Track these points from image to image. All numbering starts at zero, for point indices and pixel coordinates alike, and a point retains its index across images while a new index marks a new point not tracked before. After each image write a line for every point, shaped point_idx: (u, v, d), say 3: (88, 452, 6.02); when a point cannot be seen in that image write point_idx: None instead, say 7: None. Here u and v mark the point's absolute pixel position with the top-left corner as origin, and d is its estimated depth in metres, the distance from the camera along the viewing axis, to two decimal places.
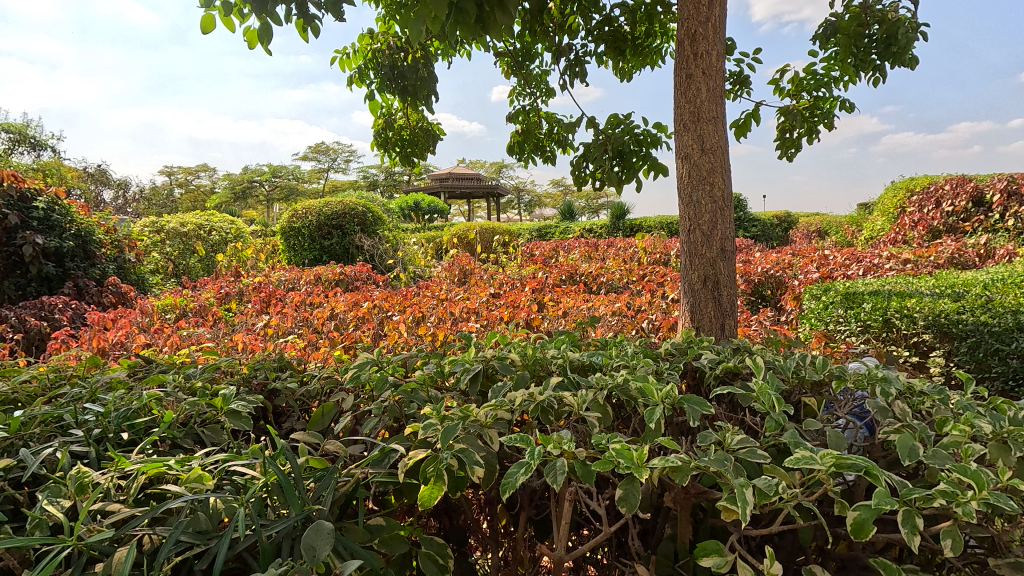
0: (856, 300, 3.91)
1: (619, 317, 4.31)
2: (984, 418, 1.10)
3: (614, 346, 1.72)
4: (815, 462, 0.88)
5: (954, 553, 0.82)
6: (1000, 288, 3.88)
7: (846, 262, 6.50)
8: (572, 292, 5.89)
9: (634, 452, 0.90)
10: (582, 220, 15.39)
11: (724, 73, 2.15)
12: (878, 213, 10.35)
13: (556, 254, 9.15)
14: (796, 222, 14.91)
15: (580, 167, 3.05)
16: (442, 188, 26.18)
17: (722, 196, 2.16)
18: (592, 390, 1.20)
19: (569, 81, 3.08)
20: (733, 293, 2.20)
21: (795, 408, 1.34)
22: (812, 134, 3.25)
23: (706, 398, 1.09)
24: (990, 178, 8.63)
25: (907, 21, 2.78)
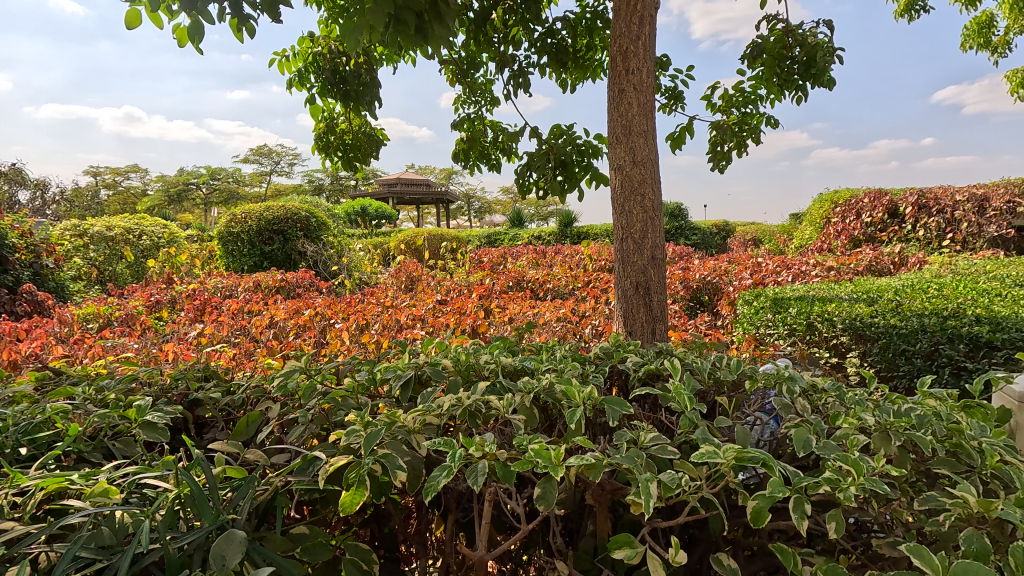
0: (783, 305, 4.16)
1: (564, 323, 4.39)
2: (872, 412, 1.21)
3: (548, 351, 1.77)
4: (717, 456, 0.94)
5: (838, 534, 0.91)
6: (909, 293, 4.21)
7: (776, 269, 6.88)
8: (519, 298, 5.95)
9: (551, 451, 0.94)
10: (531, 227, 15.56)
11: (654, 88, 2.25)
12: (806, 223, 11.00)
13: (504, 261, 9.22)
14: (733, 231, 15.62)
15: (524, 175, 3.10)
16: (391, 194, 25.81)
17: (653, 206, 2.26)
18: (520, 394, 1.24)
19: (513, 91, 3.14)
20: (663, 299, 2.30)
21: (711, 408, 1.43)
22: (741, 147, 3.44)
23: (624, 399, 1.15)
24: (904, 192, 9.37)
25: (824, 45, 2.99)
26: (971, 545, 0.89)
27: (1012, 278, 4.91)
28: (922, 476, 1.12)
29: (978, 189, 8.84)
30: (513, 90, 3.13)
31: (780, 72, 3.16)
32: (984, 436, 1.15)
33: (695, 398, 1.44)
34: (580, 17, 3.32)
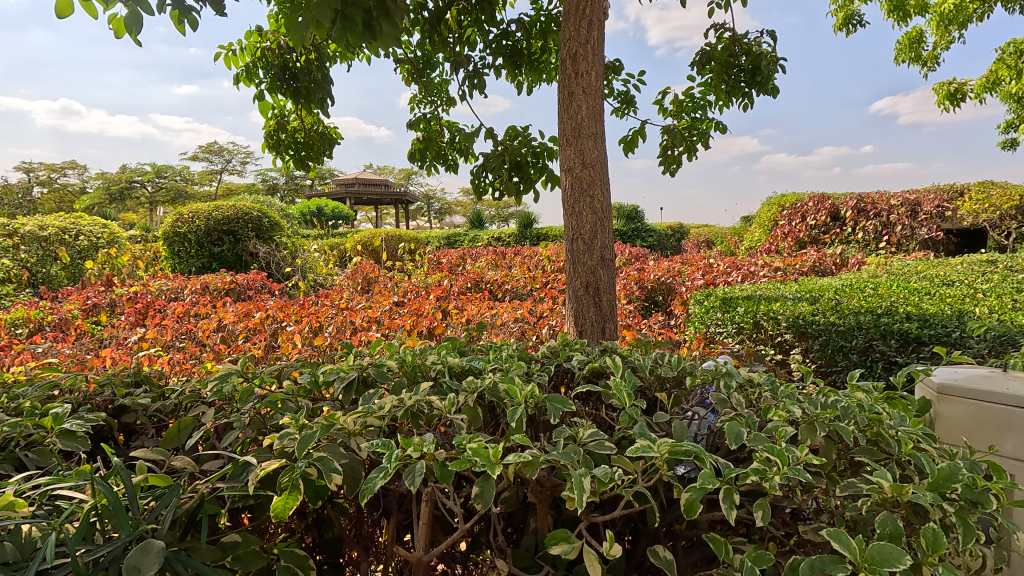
0: (731, 305, 4.31)
1: (521, 323, 4.41)
2: (801, 405, 1.27)
3: (496, 351, 1.78)
4: (652, 450, 0.97)
5: (764, 523, 0.95)
6: (848, 292, 4.43)
7: (727, 269, 7.11)
8: (477, 299, 5.95)
9: (489, 450, 0.94)
10: (490, 228, 15.56)
11: (603, 91, 2.29)
12: (755, 225, 11.41)
13: (463, 262, 9.18)
14: (687, 232, 16.04)
15: (480, 176, 3.10)
16: (348, 195, 25.30)
17: (602, 207, 2.29)
18: (464, 394, 1.24)
19: (468, 92, 3.13)
20: (613, 299, 2.34)
21: (652, 404, 1.47)
22: (691, 151, 3.53)
23: (566, 396, 1.17)
24: (844, 196, 9.85)
25: (768, 54, 3.11)
26: (885, 527, 0.95)
27: (940, 278, 5.23)
28: (845, 464, 1.19)
29: (911, 195, 9.39)
30: (469, 91, 3.12)
31: (727, 79, 3.26)
32: (901, 425, 1.22)
33: (637, 395, 1.47)
34: (535, 20, 3.34)
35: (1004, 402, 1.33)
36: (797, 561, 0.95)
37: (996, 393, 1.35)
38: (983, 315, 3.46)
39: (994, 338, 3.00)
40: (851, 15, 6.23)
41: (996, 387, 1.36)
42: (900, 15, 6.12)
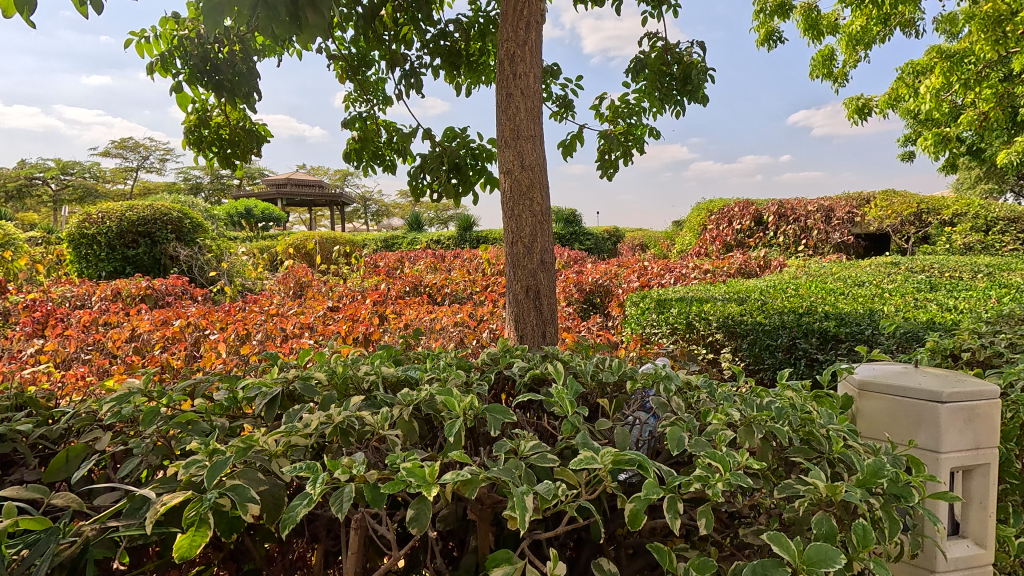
0: (666, 306, 4.43)
1: (461, 327, 4.34)
2: (738, 407, 1.29)
3: (435, 359, 1.70)
4: (595, 461, 0.94)
5: (707, 530, 0.94)
6: (772, 293, 4.66)
7: (661, 272, 7.33)
8: (416, 303, 5.81)
9: (425, 468, 0.88)
10: (429, 231, 15.33)
11: (541, 94, 2.27)
12: (686, 229, 11.87)
13: (401, 265, 8.97)
14: (623, 236, 16.48)
15: (417, 177, 3.00)
16: (279, 195, 24.22)
17: (541, 210, 2.26)
18: (398, 407, 1.17)
19: (404, 91, 3.03)
20: (553, 302, 2.32)
21: (594, 410, 1.45)
22: (627, 156, 3.58)
23: (506, 407, 1.12)
24: (767, 202, 10.42)
25: (699, 64, 3.20)
26: (821, 528, 0.97)
27: (852, 279, 5.61)
28: (780, 464, 1.21)
29: (825, 201, 10.06)
30: (405, 90, 3.02)
31: (661, 87, 3.34)
32: (830, 423, 1.25)
33: (579, 401, 1.45)
34: (473, 22, 3.28)
35: (916, 396, 1.35)
36: (740, 567, 0.95)
37: (908, 387, 1.37)
38: (891, 313, 3.71)
39: (902, 334, 3.22)
40: (771, 31, 6.52)
41: (909, 381, 1.38)
42: (815, 33, 6.45)
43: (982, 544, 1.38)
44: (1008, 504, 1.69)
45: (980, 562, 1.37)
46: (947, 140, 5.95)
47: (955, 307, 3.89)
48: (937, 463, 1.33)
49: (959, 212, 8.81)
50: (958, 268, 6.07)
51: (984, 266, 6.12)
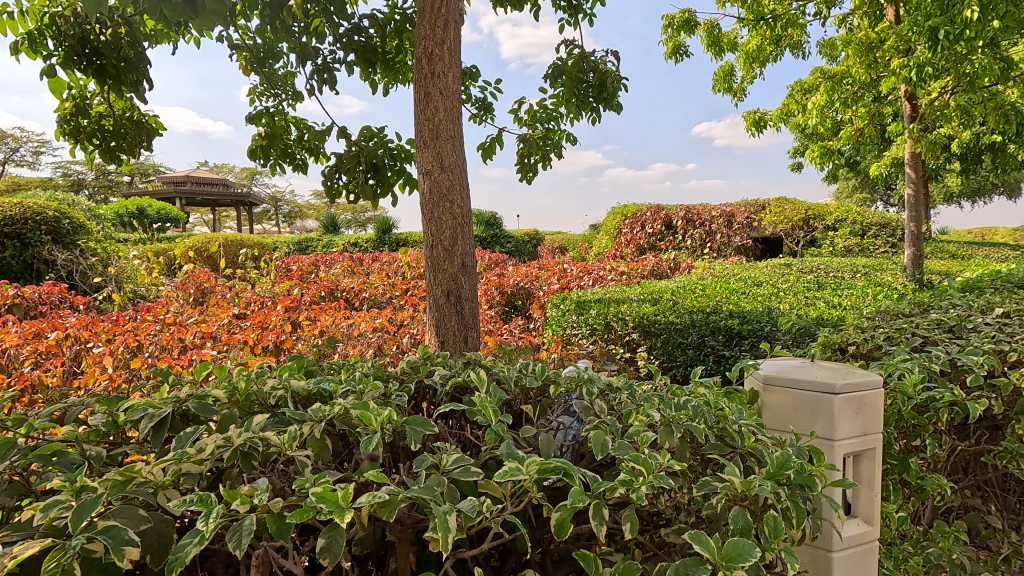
0: (585, 308, 4.53)
1: (380, 333, 4.18)
2: (657, 407, 1.31)
3: (351, 369, 1.61)
4: (520, 472, 0.91)
5: (632, 534, 0.94)
6: (682, 293, 4.90)
7: (580, 274, 7.51)
8: (332, 309, 5.55)
9: (337, 491, 0.81)
10: (345, 233, 14.77)
11: (460, 94, 2.22)
12: (602, 232, 12.27)
13: (315, 268, 8.56)
14: (543, 238, 16.76)
15: (332, 177, 2.85)
16: (177, 194, 22.36)
17: (462, 213, 2.21)
18: (308, 424, 1.08)
19: (316, 87, 2.87)
20: (474, 307, 2.28)
21: (518, 416, 1.43)
22: (546, 161, 3.62)
23: (427, 419, 1.07)
24: (675, 207, 11.00)
25: (613, 73, 3.29)
26: (737, 523, 1.00)
27: (751, 279, 6.03)
28: (697, 461, 1.24)
29: (727, 207, 10.78)
30: (317, 86, 2.86)
31: (577, 94, 3.40)
32: (741, 418, 1.31)
33: (503, 408, 1.42)
34: (389, 19, 3.17)
35: (813, 388, 1.41)
36: (663, 568, 0.95)
37: (806, 381, 1.43)
38: (786, 311, 4.02)
39: (797, 330, 3.49)
40: (678, 45, 6.85)
41: (806, 375, 1.45)
42: (716, 50, 6.85)
43: (871, 523, 1.47)
44: (890, 482, 1.85)
45: (871, 540, 1.46)
46: (830, 152, 6.54)
47: (840, 303, 4.28)
48: (834, 450, 1.40)
49: (840, 218, 9.87)
50: (840, 269, 6.71)
51: (861, 267, 6.82)
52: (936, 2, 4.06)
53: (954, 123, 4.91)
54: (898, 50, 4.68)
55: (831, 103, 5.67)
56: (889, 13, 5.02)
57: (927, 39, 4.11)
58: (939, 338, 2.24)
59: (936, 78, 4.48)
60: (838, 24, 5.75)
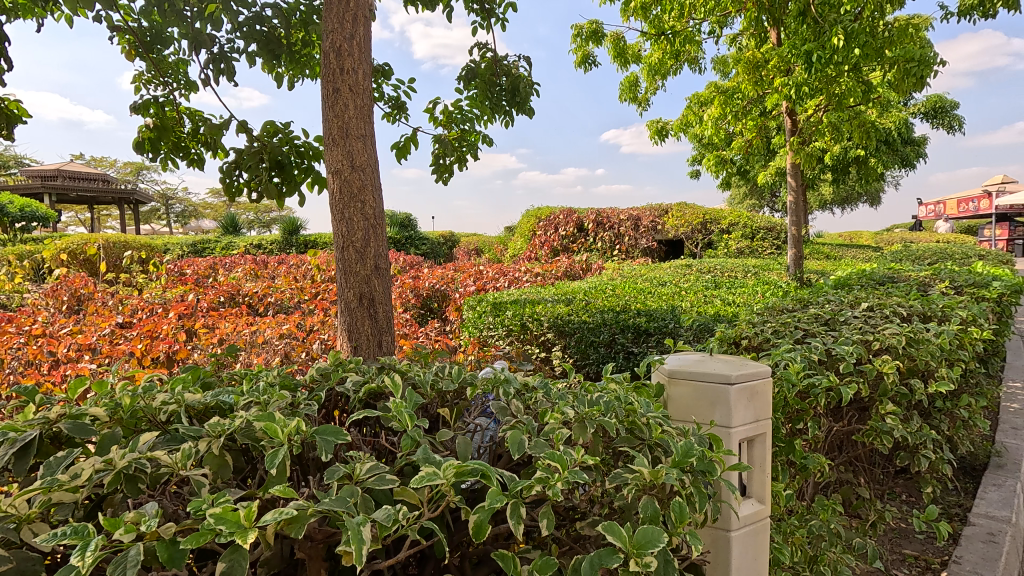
0: (501, 309, 4.58)
1: (287, 339, 3.98)
2: (571, 404, 1.35)
3: (254, 379, 1.51)
4: (437, 476, 0.89)
5: (548, 531, 0.96)
6: (594, 294, 5.08)
7: (495, 275, 7.56)
8: (233, 315, 5.19)
9: (239, 511, 0.75)
10: (247, 235, 13.87)
11: (371, 92, 2.16)
12: (517, 234, 12.46)
13: (213, 272, 7.98)
14: (459, 240, 16.72)
15: (232, 174, 2.66)
16: (45, 190, 19.90)
17: (374, 214, 2.15)
18: (205, 440, 1.00)
19: (212, 77, 2.67)
20: (388, 310, 2.22)
21: (435, 420, 1.41)
22: (462, 162, 3.60)
23: (339, 428, 1.02)
24: (586, 210, 11.39)
25: (525, 78, 3.34)
26: (646, 511, 1.05)
27: (657, 279, 6.38)
28: (609, 454, 1.29)
29: (634, 211, 11.32)
30: (214, 76, 2.66)
31: (492, 96, 3.42)
32: (649, 411, 1.37)
33: (419, 412, 1.40)
34: (294, 9, 3.01)
35: (711, 379, 1.52)
36: (578, 561, 0.98)
37: (706, 373, 1.53)
38: (688, 308, 4.29)
39: (697, 326, 3.73)
40: (587, 55, 7.10)
41: (706, 367, 1.56)
42: (622, 61, 7.18)
43: (763, 501, 1.61)
44: (779, 463, 2.03)
45: (763, 517, 1.59)
46: (724, 162, 7.07)
47: (734, 301, 4.63)
48: (731, 437, 1.51)
49: (733, 222, 10.72)
50: (734, 269, 7.27)
51: (751, 267, 7.42)
52: (810, 29, 4.51)
53: (826, 137, 5.49)
54: (780, 70, 5.14)
55: (723, 116, 6.13)
56: (772, 36, 5.50)
57: (803, 61, 4.56)
58: (817, 330, 2.49)
59: (811, 97, 4.98)
60: (729, 43, 6.23)
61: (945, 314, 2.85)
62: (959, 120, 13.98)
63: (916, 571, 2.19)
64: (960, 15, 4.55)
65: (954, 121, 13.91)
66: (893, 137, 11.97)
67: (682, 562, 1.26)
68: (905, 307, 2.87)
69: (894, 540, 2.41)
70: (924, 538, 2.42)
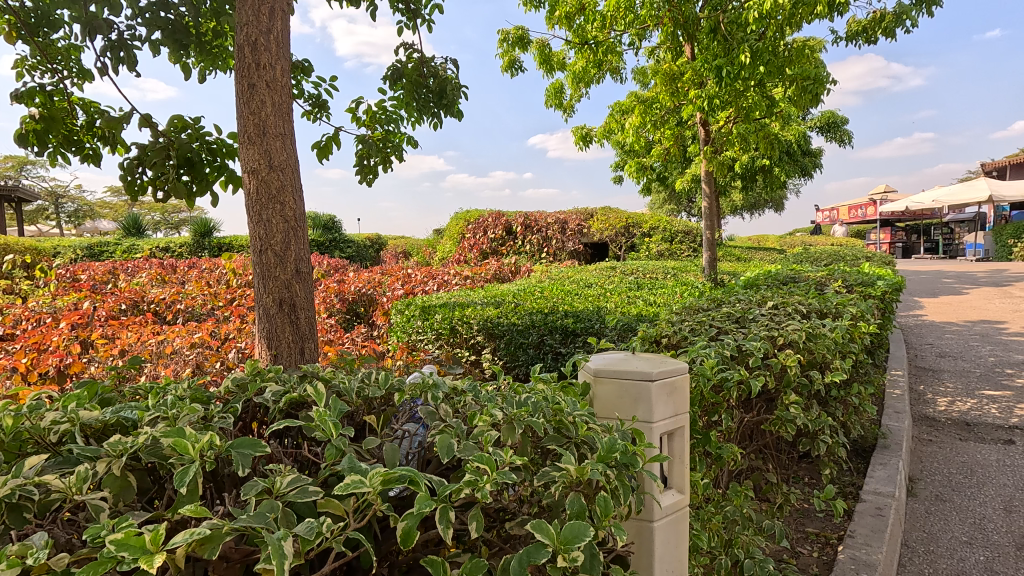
0: (430, 313, 4.53)
1: (199, 349, 3.73)
2: (500, 406, 1.36)
3: (160, 394, 1.41)
4: (363, 485, 0.88)
5: (477, 533, 0.97)
6: (522, 296, 5.15)
7: (424, 279, 7.47)
8: (136, 324, 4.79)
9: (143, 535, 0.70)
10: (153, 237, 12.86)
11: (289, 89, 2.07)
12: (445, 237, 12.37)
13: (113, 277, 7.34)
14: (386, 242, 16.36)
15: (133, 171, 2.46)
16: None
17: (295, 216, 2.06)
18: (104, 461, 0.93)
19: (109, 66, 2.46)
20: (311, 316, 2.14)
21: (361, 428, 1.38)
22: (387, 163, 3.53)
23: (257, 439, 0.98)
24: (515, 214, 11.52)
25: (452, 80, 3.33)
26: (573, 507, 1.08)
27: (583, 281, 6.56)
28: (538, 454, 1.31)
29: (561, 214, 11.57)
30: (111, 65, 2.45)
31: (418, 97, 3.37)
32: (575, 410, 1.41)
33: (343, 421, 1.36)
34: None
35: (634, 377, 1.58)
36: (507, 561, 0.99)
37: (628, 370, 1.59)
38: (612, 309, 4.43)
39: (621, 326, 3.86)
40: (513, 60, 7.17)
41: (629, 365, 1.62)
42: (548, 68, 7.31)
43: (683, 491, 1.69)
44: (697, 454, 2.15)
45: (684, 506, 1.67)
46: (644, 168, 7.38)
47: (655, 301, 4.84)
48: (652, 431, 1.58)
49: (654, 226, 11.22)
50: (654, 271, 7.61)
51: (670, 269, 7.80)
52: (720, 45, 4.81)
53: (736, 147, 5.87)
54: (694, 82, 5.45)
55: (643, 124, 6.40)
56: (686, 50, 5.81)
57: (714, 75, 4.85)
58: (729, 328, 2.66)
59: (722, 109, 5.31)
60: (648, 55, 6.51)
61: (838, 310, 3.13)
62: (848, 134, 15.42)
63: (817, 547, 2.38)
64: (848, 39, 5.02)
65: (845, 135, 15.33)
66: (793, 148, 13.00)
67: (608, 554, 1.30)
68: (805, 305, 3.12)
69: (798, 520, 2.61)
70: (824, 515, 2.65)
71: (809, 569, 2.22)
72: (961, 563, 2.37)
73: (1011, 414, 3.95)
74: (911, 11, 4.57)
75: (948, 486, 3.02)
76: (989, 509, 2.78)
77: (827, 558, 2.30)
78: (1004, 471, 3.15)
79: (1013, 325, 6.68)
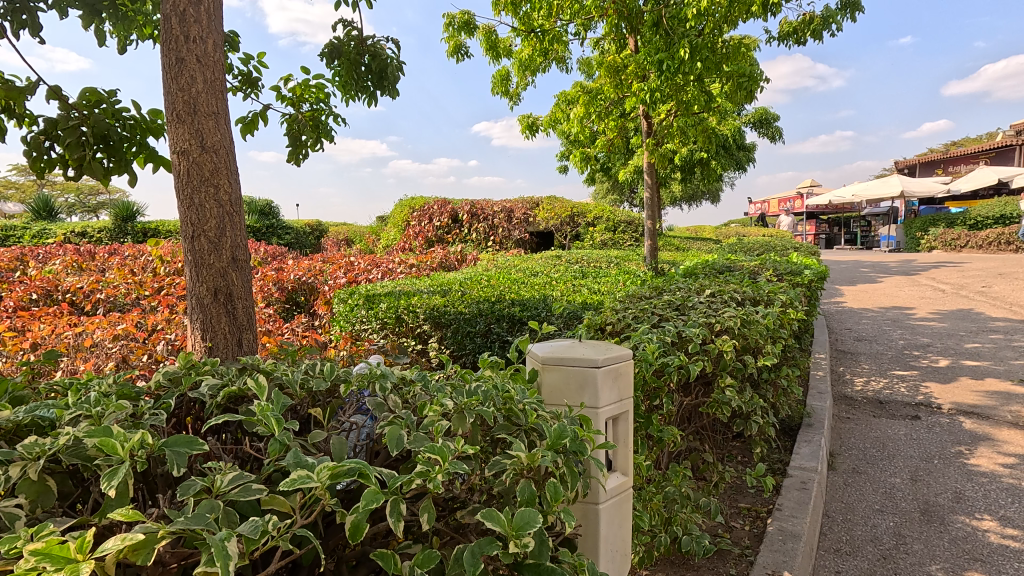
0: (374, 301, 4.47)
1: (124, 341, 3.50)
2: (449, 396, 1.35)
3: (81, 390, 1.31)
4: (310, 479, 0.85)
5: (428, 525, 0.96)
6: (469, 284, 5.12)
7: (368, 267, 7.29)
8: (49, 315, 4.43)
9: (68, 543, 0.66)
10: (69, 221, 11.91)
11: (224, 66, 1.95)
12: (390, 225, 12.10)
13: (22, 264, 6.74)
14: (326, 229, 15.84)
15: (40, 146, 2.25)
16: None
17: (230, 200, 1.95)
18: (19, 465, 0.86)
19: (9, 30, 2.23)
20: (249, 306, 2.04)
21: (305, 421, 1.34)
22: (319, 142, 3.39)
23: (193, 437, 0.93)
24: (460, 202, 11.43)
25: (391, 61, 3.20)
26: (523, 494, 1.09)
27: (528, 270, 6.60)
28: (488, 442, 1.31)
29: (506, 203, 11.58)
30: (12, 29, 2.22)
31: (355, 77, 3.25)
32: (525, 398, 1.42)
33: (287, 414, 1.32)
34: None
35: (580, 364, 1.60)
36: (459, 552, 0.98)
37: (575, 357, 1.62)
38: (558, 297, 4.47)
39: (567, 313, 3.91)
40: (459, 45, 7.04)
41: (574, 353, 1.64)
42: (494, 54, 7.24)
43: (626, 473, 1.74)
44: (639, 438, 2.22)
45: (627, 488, 1.72)
46: (588, 158, 7.48)
47: (598, 289, 4.95)
48: (598, 417, 1.61)
49: (597, 216, 11.44)
50: (598, 260, 7.76)
51: (613, 258, 7.96)
52: (662, 39, 4.90)
53: (676, 141, 6.04)
54: (636, 75, 5.51)
55: (588, 115, 6.41)
56: (629, 43, 5.88)
57: (656, 68, 4.95)
58: (670, 315, 2.75)
59: (663, 102, 5.45)
60: (593, 46, 6.57)
61: (769, 298, 3.29)
62: (778, 131, 16.19)
63: (748, 521, 2.53)
64: (779, 40, 5.24)
65: (777, 132, 16.15)
66: (729, 143, 13.56)
67: (557, 538, 1.32)
68: (739, 293, 3.27)
69: (732, 496, 2.76)
70: (753, 491, 2.81)
71: (741, 542, 2.36)
72: (874, 529, 2.58)
73: (917, 392, 4.32)
74: (836, 16, 4.85)
75: (863, 459, 3.27)
76: (897, 479, 3.03)
77: (757, 531, 2.45)
78: (910, 444, 3.45)
79: (919, 311, 7.28)
